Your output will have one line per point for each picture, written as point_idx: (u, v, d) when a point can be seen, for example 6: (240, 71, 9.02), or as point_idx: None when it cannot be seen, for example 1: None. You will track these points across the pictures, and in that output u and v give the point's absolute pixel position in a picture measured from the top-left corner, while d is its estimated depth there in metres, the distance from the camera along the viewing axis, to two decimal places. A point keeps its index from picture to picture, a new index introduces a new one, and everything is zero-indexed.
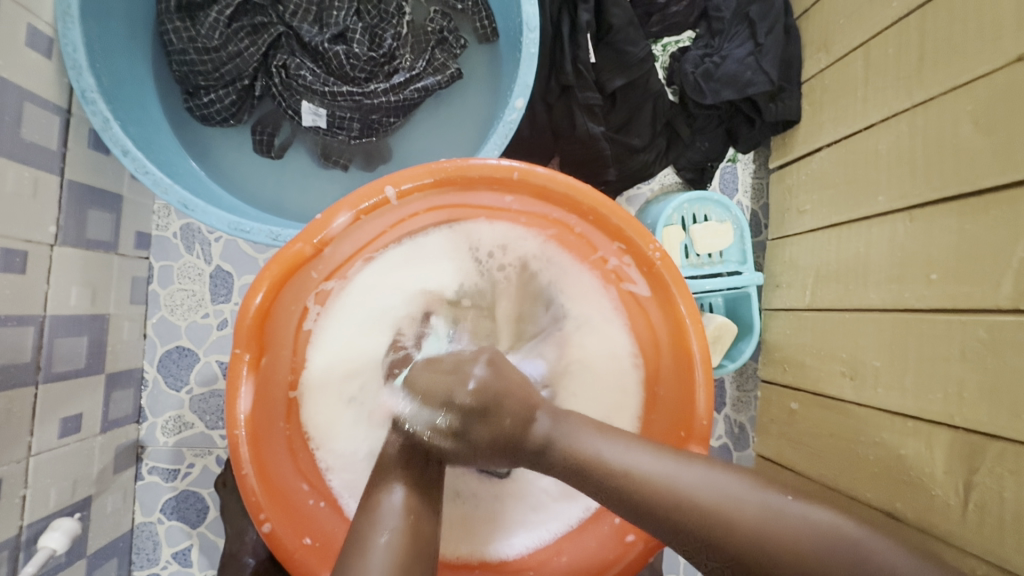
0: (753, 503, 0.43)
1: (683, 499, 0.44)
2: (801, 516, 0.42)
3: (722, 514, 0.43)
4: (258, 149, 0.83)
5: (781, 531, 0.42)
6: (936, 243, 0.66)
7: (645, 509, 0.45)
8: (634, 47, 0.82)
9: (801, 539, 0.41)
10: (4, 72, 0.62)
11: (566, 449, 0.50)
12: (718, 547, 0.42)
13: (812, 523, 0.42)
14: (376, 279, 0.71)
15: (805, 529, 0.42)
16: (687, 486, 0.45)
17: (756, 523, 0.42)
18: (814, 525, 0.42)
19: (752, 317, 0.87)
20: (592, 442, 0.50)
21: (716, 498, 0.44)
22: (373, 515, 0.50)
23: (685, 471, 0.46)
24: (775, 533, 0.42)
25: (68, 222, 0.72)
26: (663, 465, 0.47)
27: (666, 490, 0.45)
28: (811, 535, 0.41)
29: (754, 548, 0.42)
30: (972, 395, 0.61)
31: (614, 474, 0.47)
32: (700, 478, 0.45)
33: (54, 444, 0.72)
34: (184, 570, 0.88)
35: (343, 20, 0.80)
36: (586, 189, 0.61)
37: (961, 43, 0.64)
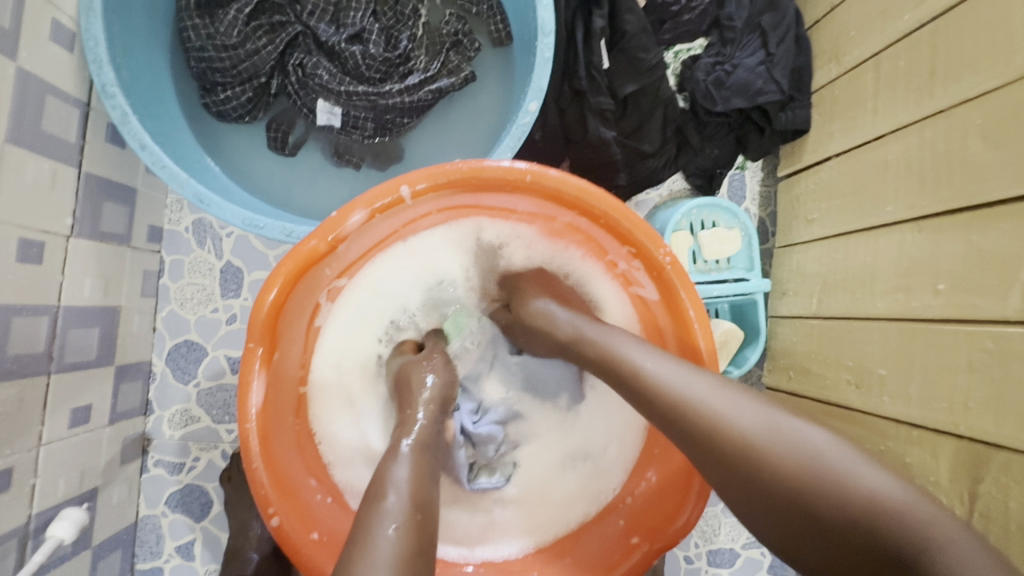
0: (748, 420, 0.44)
1: (686, 405, 0.47)
2: (799, 441, 0.42)
3: (715, 419, 0.45)
4: (272, 147, 0.84)
5: (774, 450, 0.42)
6: (945, 254, 0.66)
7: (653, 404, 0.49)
8: (646, 53, 0.82)
9: (793, 458, 0.41)
10: (27, 65, 0.63)
11: (594, 343, 0.57)
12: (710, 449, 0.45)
13: (809, 449, 0.41)
14: (386, 281, 0.72)
15: (807, 454, 0.41)
16: (693, 392, 0.47)
17: (748, 436, 0.43)
18: (809, 448, 0.41)
19: (759, 324, 0.88)
20: (620, 343, 0.55)
21: (716, 403, 0.46)
22: None
23: (694, 378, 0.48)
24: (767, 450, 0.42)
25: (84, 214, 0.72)
26: (679, 371, 0.49)
27: (672, 393, 0.48)
28: (801, 458, 0.41)
29: (741, 457, 0.43)
30: (977, 405, 0.61)
31: (628, 371, 0.51)
32: (705, 386, 0.47)
33: (64, 435, 0.73)
34: (187, 563, 0.89)
35: (360, 20, 0.80)
36: (599, 193, 0.61)
37: (972, 57, 0.64)
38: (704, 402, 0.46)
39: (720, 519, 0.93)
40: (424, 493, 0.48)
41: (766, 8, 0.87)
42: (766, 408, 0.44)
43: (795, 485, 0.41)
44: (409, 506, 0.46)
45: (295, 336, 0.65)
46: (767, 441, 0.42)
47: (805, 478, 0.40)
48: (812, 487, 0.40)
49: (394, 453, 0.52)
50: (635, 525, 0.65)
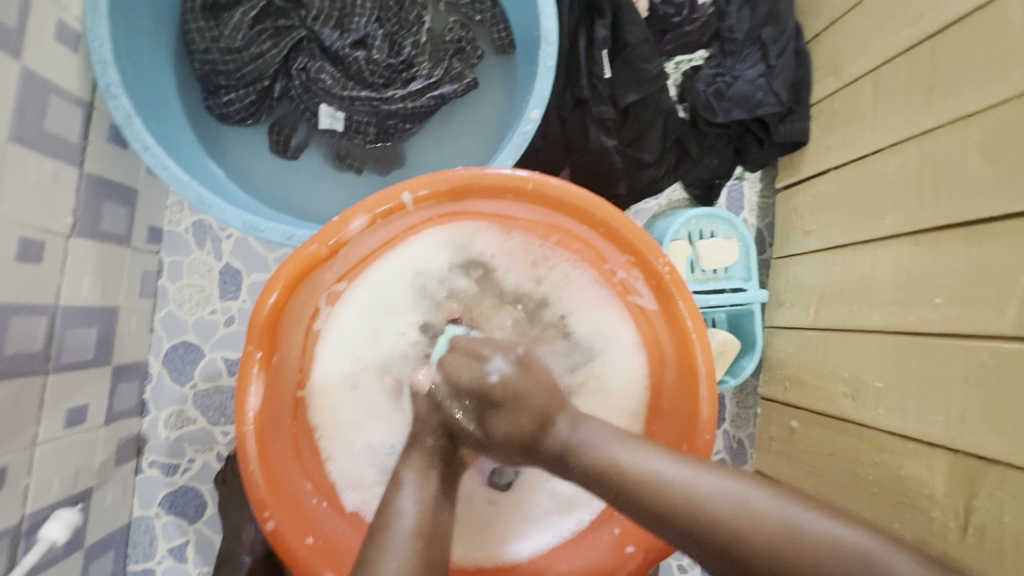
0: (774, 513, 0.42)
1: (700, 508, 0.43)
2: (825, 532, 0.40)
3: (736, 520, 0.42)
4: (275, 149, 0.84)
5: (805, 544, 0.40)
6: (942, 268, 0.67)
7: (660, 517, 0.45)
8: (649, 64, 0.83)
9: (823, 549, 0.39)
10: (31, 64, 0.63)
11: (584, 453, 0.50)
12: (728, 559, 0.42)
13: (836, 539, 0.40)
14: (391, 279, 0.71)
15: (834, 552, 0.39)
16: (705, 492, 0.44)
17: (773, 531, 0.41)
18: (835, 540, 0.40)
19: (755, 335, 0.88)
20: (613, 449, 0.49)
21: (731, 506, 0.43)
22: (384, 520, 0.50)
23: (705, 481, 0.45)
24: (795, 544, 0.40)
25: (84, 214, 0.72)
26: (682, 474, 0.46)
27: (682, 498, 0.44)
28: (830, 550, 0.39)
29: (767, 561, 0.40)
30: (972, 419, 0.62)
31: (630, 482, 0.46)
32: (716, 485, 0.44)
33: (60, 434, 0.72)
34: (179, 566, 0.88)
35: (364, 26, 0.81)
36: (598, 202, 0.62)
37: (971, 74, 0.65)
38: (721, 515, 0.43)
39: None
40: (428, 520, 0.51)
41: (766, 20, 0.88)
42: (781, 503, 0.43)
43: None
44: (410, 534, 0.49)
45: (295, 339, 0.65)
46: (793, 535, 0.40)
47: (841, 572, 0.39)
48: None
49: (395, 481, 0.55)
50: (630, 533, 0.64)
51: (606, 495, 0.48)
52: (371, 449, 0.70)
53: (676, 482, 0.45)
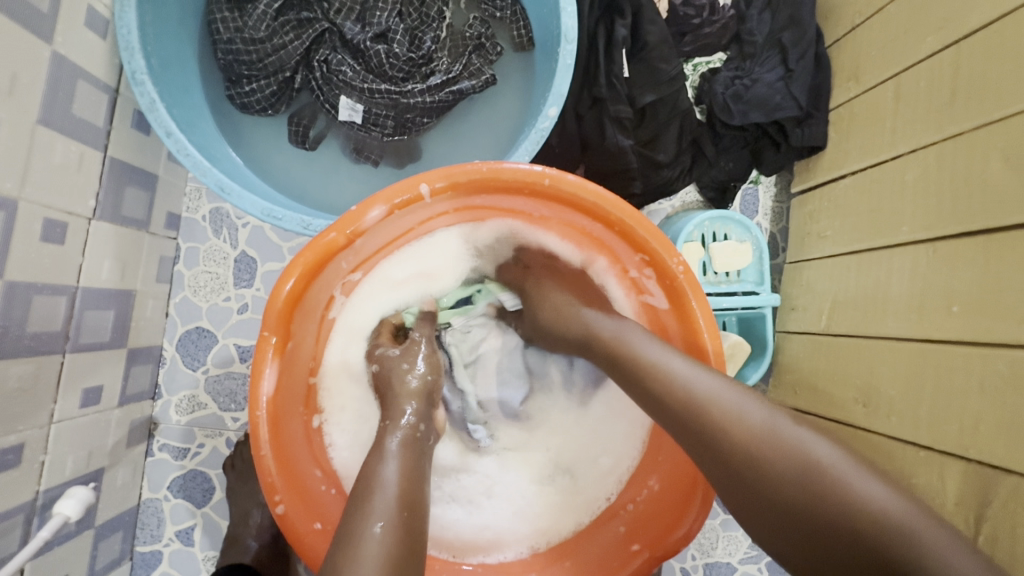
0: (758, 418, 0.47)
1: (697, 400, 0.50)
2: (805, 444, 0.45)
3: (725, 418, 0.48)
4: (293, 140, 0.85)
5: (777, 454, 0.45)
6: (959, 277, 0.66)
7: (664, 402, 0.53)
8: (667, 64, 0.83)
9: (796, 459, 0.45)
10: (62, 50, 0.64)
11: (611, 338, 0.60)
12: (705, 441, 0.50)
13: (816, 453, 0.44)
14: (410, 268, 0.74)
15: (804, 457, 0.45)
16: (702, 388, 0.51)
17: (750, 433, 0.47)
18: (815, 456, 0.44)
19: (765, 335, 0.88)
20: (633, 337, 0.59)
21: (729, 407, 0.49)
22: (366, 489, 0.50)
23: (706, 376, 0.52)
24: (768, 452, 0.46)
25: (106, 198, 0.74)
26: (688, 368, 0.53)
27: (680, 387, 0.52)
28: (795, 458, 0.45)
29: (742, 451, 0.47)
30: (988, 428, 0.61)
31: (651, 373, 0.54)
32: (714, 385, 0.51)
33: (76, 414, 0.73)
34: (186, 549, 0.89)
35: (386, 20, 0.81)
36: (615, 200, 0.61)
37: (994, 81, 0.65)
38: (709, 402, 0.50)
39: (718, 533, 0.93)
40: (411, 489, 0.52)
41: (788, 25, 0.88)
42: (772, 414, 0.48)
43: (749, 450, 0.47)
44: (395, 501, 0.49)
45: (309, 327, 0.66)
46: (772, 440, 0.46)
47: (806, 486, 0.44)
48: (815, 490, 0.43)
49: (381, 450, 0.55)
50: (636, 532, 0.65)
51: (619, 371, 0.58)
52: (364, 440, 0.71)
53: (680, 375, 0.52)
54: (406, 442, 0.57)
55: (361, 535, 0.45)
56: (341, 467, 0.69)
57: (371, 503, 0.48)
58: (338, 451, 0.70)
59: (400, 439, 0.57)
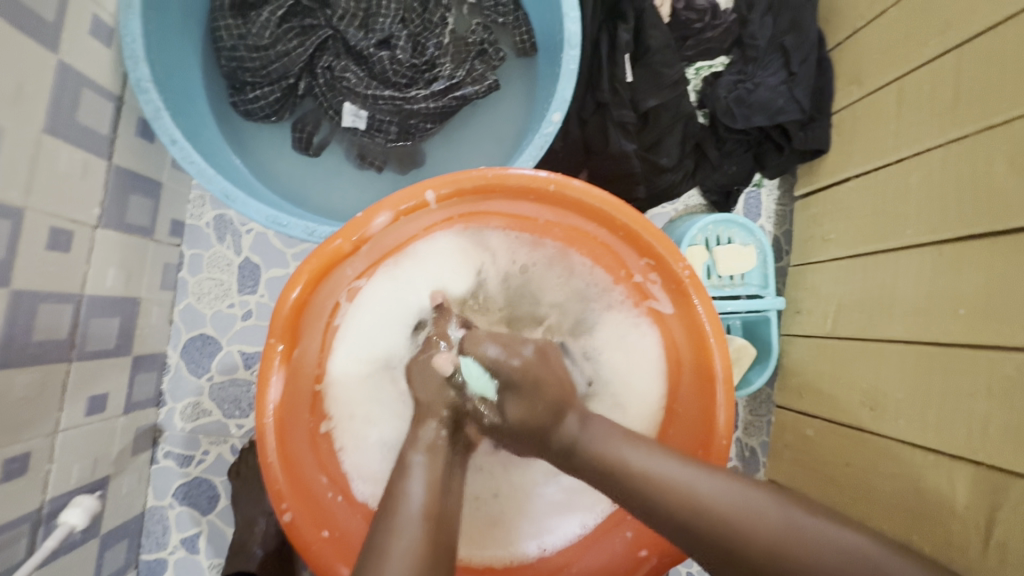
0: (775, 518, 0.46)
1: (710, 513, 0.46)
2: (823, 534, 0.44)
3: (742, 524, 0.46)
4: (297, 147, 0.85)
5: (803, 551, 0.44)
6: (965, 280, 0.66)
7: (672, 519, 0.48)
8: (669, 69, 0.83)
9: (826, 556, 0.43)
10: (67, 59, 0.64)
11: (591, 452, 0.54)
12: (727, 555, 0.46)
13: (839, 544, 0.44)
14: (420, 271, 0.72)
15: (829, 547, 0.44)
16: (711, 496, 0.47)
17: (772, 536, 0.45)
18: (836, 544, 0.44)
19: (771, 340, 0.88)
20: (618, 448, 0.53)
21: (746, 510, 0.46)
22: (391, 505, 0.51)
23: (711, 480, 0.49)
24: (798, 550, 0.44)
25: (111, 206, 0.74)
26: (687, 474, 0.49)
27: (692, 502, 0.47)
28: (827, 552, 0.44)
29: (769, 557, 0.44)
30: (996, 432, 0.61)
31: (648, 493, 0.49)
32: (721, 490, 0.48)
33: (81, 422, 0.73)
34: (191, 557, 0.89)
35: (389, 27, 0.81)
36: (619, 205, 0.62)
37: (997, 85, 0.65)
38: (727, 512, 0.46)
39: None
40: (436, 502, 0.53)
41: (789, 29, 0.88)
42: (785, 506, 0.46)
43: (775, 556, 0.44)
44: (418, 513, 0.50)
45: (315, 334, 0.66)
46: (797, 538, 0.44)
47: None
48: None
49: (404, 465, 0.55)
50: (642, 536, 0.64)
51: (616, 494, 0.51)
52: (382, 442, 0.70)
53: (682, 485, 0.49)
54: (431, 450, 0.57)
55: (387, 554, 0.46)
56: (350, 469, 0.69)
57: (396, 520, 0.49)
58: (348, 456, 0.69)
59: (423, 449, 0.57)
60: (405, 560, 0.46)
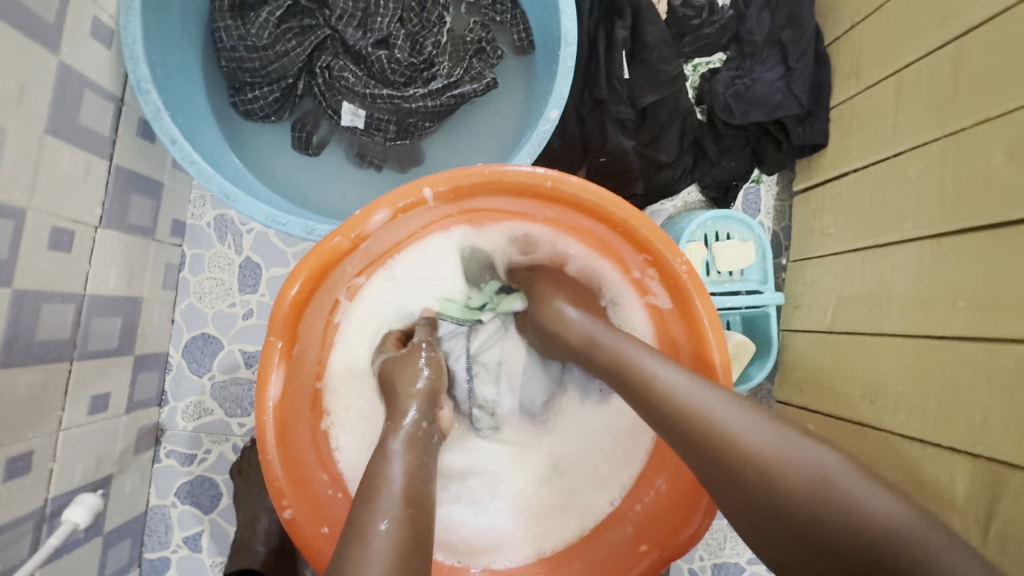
0: (761, 435, 0.45)
1: (699, 417, 0.48)
2: (810, 458, 0.43)
3: (728, 433, 0.46)
4: (296, 146, 0.85)
5: (782, 470, 0.43)
6: (965, 272, 0.66)
7: (664, 415, 0.50)
8: (667, 65, 0.83)
9: (801, 477, 0.43)
10: (68, 60, 0.65)
11: (609, 351, 0.57)
12: (706, 457, 0.47)
13: (822, 468, 0.43)
14: (405, 271, 0.73)
15: (809, 471, 0.43)
16: (706, 404, 0.48)
17: (755, 451, 0.45)
18: (820, 468, 0.43)
19: (771, 334, 0.87)
20: (631, 351, 0.56)
21: (734, 422, 0.47)
22: (373, 490, 0.49)
23: (712, 392, 0.49)
24: (774, 468, 0.44)
25: (112, 206, 0.74)
26: (690, 382, 0.50)
27: (685, 404, 0.49)
28: (802, 476, 0.43)
29: (747, 469, 0.45)
30: (995, 424, 0.61)
31: (648, 387, 0.52)
32: (719, 403, 0.48)
33: (84, 421, 0.74)
34: (193, 555, 0.89)
35: (386, 26, 0.82)
36: (617, 200, 0.61)
37: (994, 78, 0.65)
38: (714, 418, 0.47)
39: (726, 533, 0.93)
40: (414, 488, 0.51)
41: (787, 24, 0.88)
42: (775, 428, 0.46)
43: (755, 468, 0.44)
44: (400, 497, 0.49)
45: (313, 333, 0.66)
46: (778, 456, 0.44)
47: (812, 498, 0.42)
48: (822, 513, 0.41)
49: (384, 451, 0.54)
50: (643, 532, 0.65)
51: (623, 388, 0.55)
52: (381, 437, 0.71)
53: (681, 391, 0.50)
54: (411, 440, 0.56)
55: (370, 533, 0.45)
56: (347, 466, 0.69)
57: (377, 502, 0.48)
58: (344, 453, 0.70)
59: (403, 438, 0.56)
60: (387, 541, 0.45)
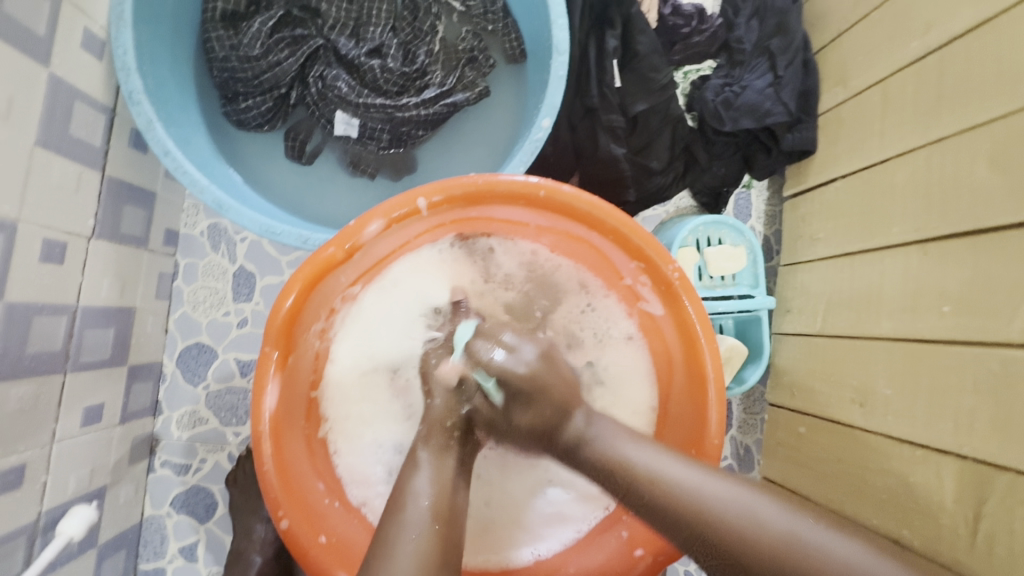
0: (779, 522, 0.46)
1: (711, 517, 0.47)
2: (830, 548, 0.43)
3: (747, 527, 0.46)
4: (290, 155, 0.86)
5: (807, 564, 0.43)
6: (950, 277, 0.67)
7: (673, 515, 0.48)
8: (658, 73, 0.85)
9: (823, 567, 0.43)
10: (59, 72, 0.65)
11: (597, 449, 0.54)
12: (727, 561, 0.46)
13: (841, 558, 0.43)
14: (405, 274, 0.72)
15: (831, 561, 0.43)
16: (716, 498, 0.48)
17: (778, 544, 0.44)
18: (841, 559, 0.43)
19: (763, 342, 0.89)
20: (623, 448, 0.54)
21: (750, 518, 0.46)
22: (398, 504, 0.53)
23: (719, 482, 0.49)
24: (799, 560, 0.43)
25: (105, 217, 0.74)
26: (692, 475, 0.50)
27: (694, 508, 0.47)
28: (824, 568, 0.43)
29: (772, 564, 0.44)
30: (982, 427, 0.62)
31: (649, 493, 0.50)
32: (729, 491, 0.48)
33: (77, 432, 0.74)
34: (189, 565, 0.89)
35: (379, 36, 0.83)
36: (609, 209, 0.63)
37: (978, 86, 0.66)
38: (729, 515, 0.46)
39: None
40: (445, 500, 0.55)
41: (775, 32, 0.89)
42: (791, 516, 0.46)
43: (778, 564, 0.44)
44: (428, 513, 0.52)
45: (309, 342, 0.66)
46: (799, 546, 0.44)
47: None
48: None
49: (413, 461, 0.58)
50: (636, 536, 0.65)
51: (626, 498, 0.52)
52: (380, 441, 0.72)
53: (689, 486, 0.49)
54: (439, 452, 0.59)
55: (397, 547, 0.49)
56: (343, 471, 0.70)
57: (405, 514, 0.52)
58: (342, 458, 0.70)
59: (431, 448, 0.59)
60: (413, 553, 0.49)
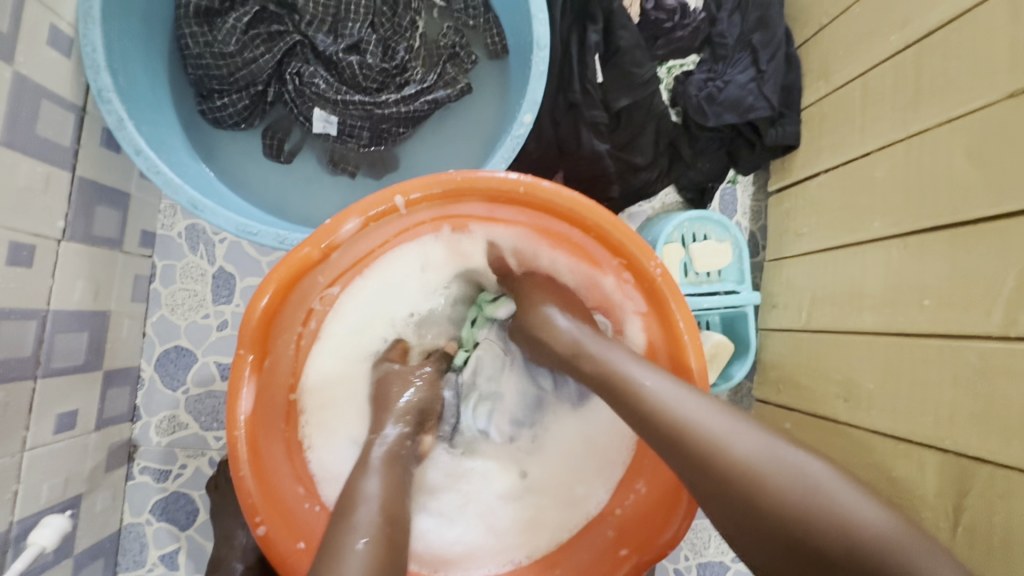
0: (751, 446, 0.46)
1: (687, 427, 0.48)
2: (798, 467, 0.44)
3: (719, 442, 0.47)
4: (268, 153, 0.84)
5: (772, 480, 0.44)
6: (930, 271, 0.67)
7: (658, 434, 0.50)
8: (640, 68, 0.84)
9: (786, 490, 0.43)
10: (24, 69, 0.63)
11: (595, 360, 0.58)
12: (702, 470, 0.47)
13: (807, 476, 0.43)
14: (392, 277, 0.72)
15: (798, 480, 0.43)
16: (691, 413, 0.49)
17: (748, 463, 0.45)
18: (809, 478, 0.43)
19: (749, 337, 0.88)
20: (623, 363, 0.56)
21: (723, 434, 0.47)
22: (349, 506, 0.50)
23: (699, 403, 0.50)
24: (764, 479, 0.44)
25: (76, 219, 0.72)
26: (674, 390, 0.51)
27: (673, 415, 0.49)
28: (792, 483, 0.43)
29: (737, 479, 0.45)
30: (962, 419, 0.62)
31: (633, 395, 0.53)
32: (706, 413, 0.49)
33: (50, 440, 0.72)
34: (170, 573, 0.87)
35: (358, 32, 0.81)
36: (590, 205, 0.61)
37: (954, 79, 0.66)
38: (702, 429, 0.48)
39: (709, 532, 0.93)
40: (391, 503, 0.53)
41: (757, 27, 0.89)
42: (767, 439, 0.46)
43: (744, 476, 0.45)
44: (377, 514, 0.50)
45: (287, 345, 0.65)
46: (766, 467, 0.44)
47: (800, 504, 0.43)
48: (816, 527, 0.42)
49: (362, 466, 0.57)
50: (624, 536, 0.65)
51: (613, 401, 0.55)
52: (356, 436, 0.71)
53: (668, 398, 0.51)
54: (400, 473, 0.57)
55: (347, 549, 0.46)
56: (318, 468, 0.69)
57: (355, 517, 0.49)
58: (316, 453, 0.69)
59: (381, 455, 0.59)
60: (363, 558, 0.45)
